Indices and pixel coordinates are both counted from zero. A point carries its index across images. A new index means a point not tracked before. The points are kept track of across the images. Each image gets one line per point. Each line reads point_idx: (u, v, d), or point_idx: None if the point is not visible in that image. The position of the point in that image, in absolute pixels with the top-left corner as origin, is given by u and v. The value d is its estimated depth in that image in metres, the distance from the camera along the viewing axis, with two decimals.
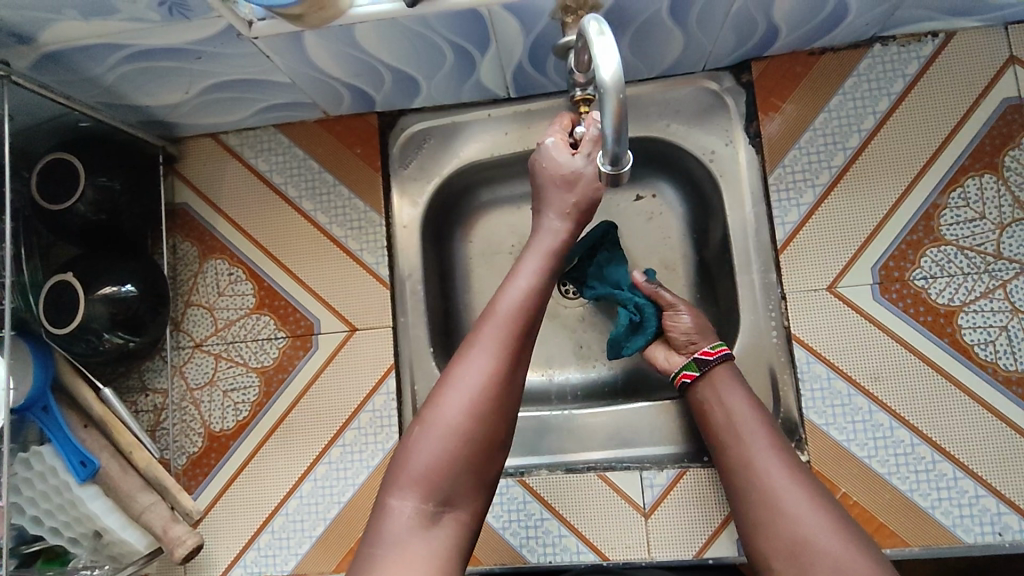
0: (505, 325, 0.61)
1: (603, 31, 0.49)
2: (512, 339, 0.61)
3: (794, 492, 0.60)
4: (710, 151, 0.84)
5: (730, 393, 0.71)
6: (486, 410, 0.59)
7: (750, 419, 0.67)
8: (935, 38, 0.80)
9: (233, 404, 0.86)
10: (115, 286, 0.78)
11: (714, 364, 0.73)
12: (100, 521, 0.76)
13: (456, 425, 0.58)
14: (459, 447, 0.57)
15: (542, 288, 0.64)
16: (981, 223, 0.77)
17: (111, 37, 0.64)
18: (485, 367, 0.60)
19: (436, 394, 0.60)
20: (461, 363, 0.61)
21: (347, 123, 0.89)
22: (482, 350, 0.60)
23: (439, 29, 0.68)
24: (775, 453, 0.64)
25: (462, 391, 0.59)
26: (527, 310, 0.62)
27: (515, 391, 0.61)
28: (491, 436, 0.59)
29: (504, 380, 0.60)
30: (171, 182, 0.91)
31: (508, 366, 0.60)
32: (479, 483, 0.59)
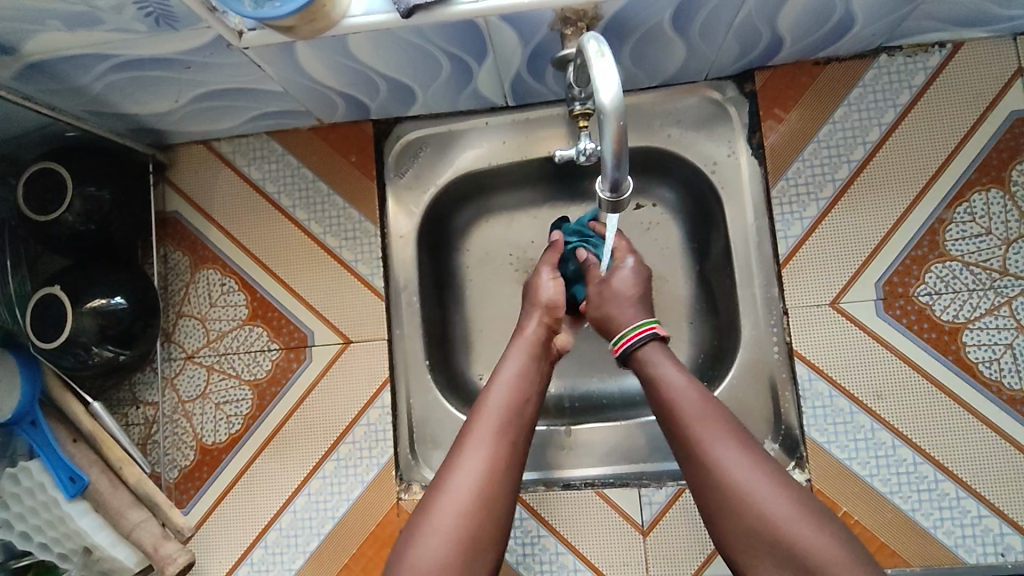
0: (496, 426, 0.63)
1: (602, 51, 0.47)
2: (502, 439, 0.63)
3: (757, 482, 0.57)
4: (712, 162, 0.83)
5: (666, 371, 0.66)
6: (480, 515, 0.58)
7: (693, 402, 0.63)
8: (942, 49, 0.78)
9: (225, 417, 0.84)
10: (103, 298, 0.76)
11: (643, 344, 0.68)
12: (89, 538, 0.74)
13: (452, 533, 0.57)
14: (454, 554, 0.56)
15: (527, 385, 0.68)
16: (987, 238, 0.75)
17: (97, 48, 0.62)
18: (476, 474, 0.60)
19: (428, 499, 0.60)
20: (452, 471, 0.60)
21: (342, 131, 0.87)
22: (476, 447, 0.61)
23: (436, 39, 0.66)
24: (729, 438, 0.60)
25: (455, 493, 0.59)
26: (518, 408, 0.65)
27: (508, 495, 0.60)
28: (487, 540, 0.58)
29: (495, 483, 0.60)
30: (162, 190, 0.89)
31: (499, 467, 0.61)
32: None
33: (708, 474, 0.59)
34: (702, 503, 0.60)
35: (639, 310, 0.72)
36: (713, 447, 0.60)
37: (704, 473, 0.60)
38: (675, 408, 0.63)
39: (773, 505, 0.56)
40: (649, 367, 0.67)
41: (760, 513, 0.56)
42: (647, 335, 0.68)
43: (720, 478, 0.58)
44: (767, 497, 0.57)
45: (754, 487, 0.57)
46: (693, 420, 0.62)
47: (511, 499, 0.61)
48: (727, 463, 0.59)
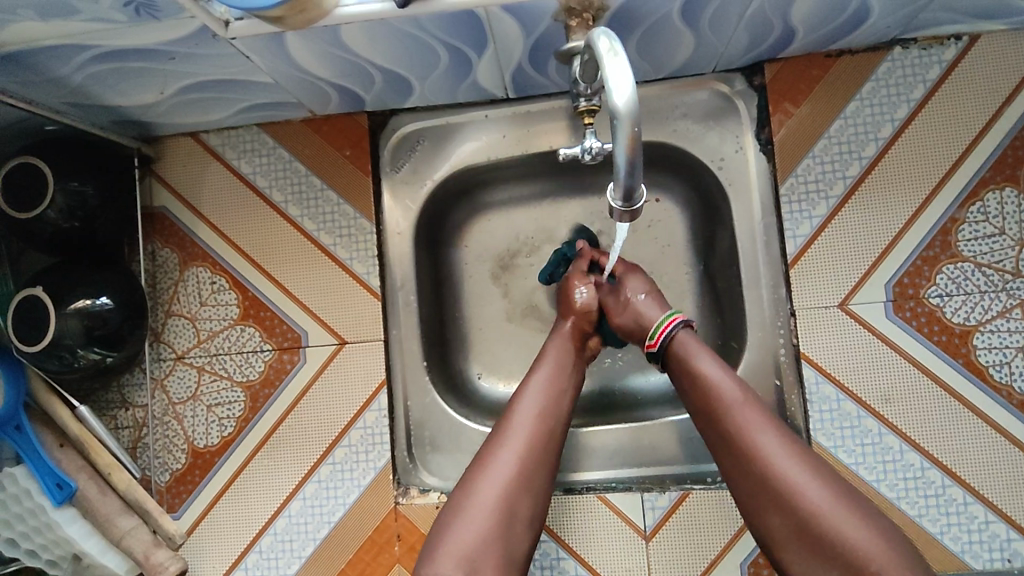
0: (538, 409, 0.67)
1: (615, 49, 0.44)
2: (543, 423, 0.66)
3: (799, 473, 0.57)
4: (718, 157, 0.80)
5: (699, 357, 0.66)
6: (520, 492, 0.62)
7: (731, 389, 0.63)
8: (958, 41, 0.75)
9: (217, 419, 0.82)
10: (88, 299, 0.73)
11: (677, 332, 0.68)
12: (77, 545, 0.72)
13: (492, 504, 0.60)
14: (494, 524, 0.59)
15: (564, 378, 0.70)
16: (1001, 238, 0.73)
17: (76, 38, 0.58)
18: (516, 452, 0.63)
19: (469, 476, 0.63)
20: (495, 449, 0.64)
21: (335, 123, 0.84)
22: (515, 434, 0.65)
23: (433, 29, 0.63)
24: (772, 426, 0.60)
25: (496, 472, 0.62)
26: (556, 396, 0.69)
27: (543, 477, 0.64)
28: (524, 517, 0.61)
29: (533, 463, 0.63)
30: (148, 184, 0.86)
31: (535, 455, 0.64)
32: (509, 564, 0.59)
33: (750, 466, 0.59)
34: (745, 497, 0.59)
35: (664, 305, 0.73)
36: (753, 435, 0.59)
37: (745, 464, 0.59)
38: (712, 393, 0.63)
39: (818, 497, 0.55)
40: (684, 354, 0.67)
41: (805, 502, 0.55)
42: (680, 322, 0.69)
43: (762, 469, 0.58)
44: (810, 487, 0.56)
45: (799, 478, 0.56)
46: (733, 409, 0.61)
47: (546, 481, 0.64)
48: (768, 450, 0.58)
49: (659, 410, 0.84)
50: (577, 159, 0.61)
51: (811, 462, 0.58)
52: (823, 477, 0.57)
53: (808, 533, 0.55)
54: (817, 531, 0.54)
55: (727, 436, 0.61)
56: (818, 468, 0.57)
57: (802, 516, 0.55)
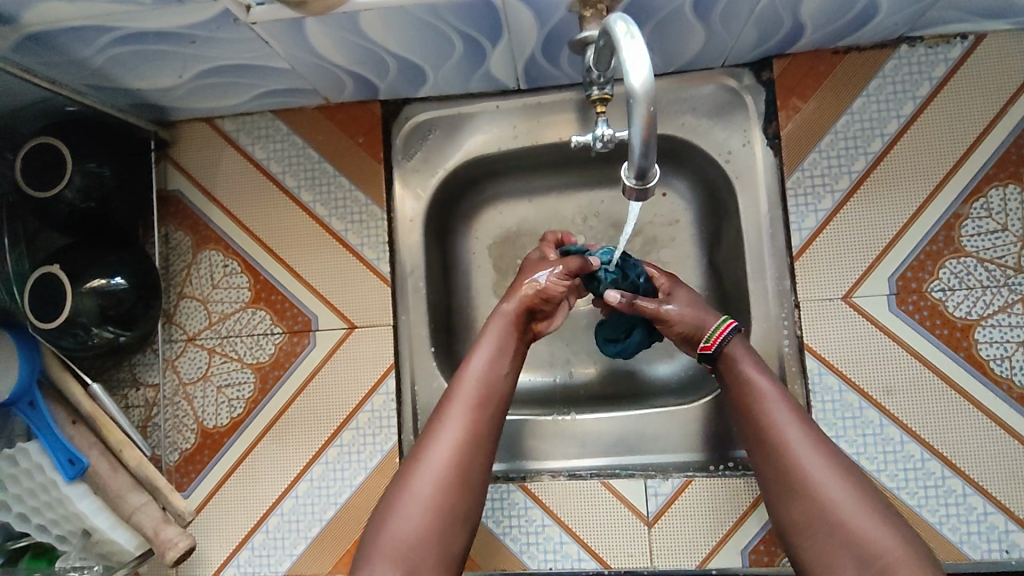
0: (472, 397, 0.65)
1: (632, 33, 0.45)
2: (476, 410, 0.64)
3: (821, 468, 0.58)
4: (726, 151, 0.81)
5: (744, 358, 0.66)
6: (454, 488, 0.61)
7: (768, 387, 0.63)
8: (964, 40, 0.76)
9: (227, 400, 0.83)
10: (103, 278, 0.75)
11: (728, 338, 0.67)
12: (88, 521, 0.73)
13: (425, 503, 0.59)
14: (428, 520, 0.59)
15: (506, 363, 0.68)
16: (1003, 234, 0.75)
17: (100, 19, 0.60)
18: (449, 446, 0.62)
19: (405, 474, 0.62)
20: (428, 444, 0.63)
21: (349, 111, 0.85)
22: (452, 424, 0.63)
23: (449, 18, 0.64)
24: (799, 421, 0.61)
25: (433, 465, 0.61)
26: (493, 382, 0.66)
27: (480, 466, 0.63)
28: (460, 509, 0.60)
29: (467, 455, 0.62)
30: (163, 168, 0.87)
31: (471, 443, 0.63)
32: (448, 559, 0.59)
33: (778, 459, 0.60)
34: (766, 489, 0.61)
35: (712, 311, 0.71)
36: (787, 429, 0.60)
37: (773, 455, 0.60)
38: (747, 389, 0.64)
39: (837, 494, 0.56)
40: (732, 359, 0.66)
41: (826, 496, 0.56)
42: (732, 331, 0.68)
43: (787, 465, 0.59)
44: (829, 484, 0.57)
45: (819, 471, 0.58)
46: (764, 405, 0.62)
47: (483, 469, 0.63)
48: (795, 445, 0.59)
49: (662, 401, 0.86)
50: (589, 147, 0.62)
51: (836, 457, 0.59)
52: (845, 475, 0.58)
53: (826, 530, 0.55)
54: (834, 526, 0.55)
55: (756, 431, 0.62)
56: (843, 466, 0.58)
57: (823, 511, 0.56)
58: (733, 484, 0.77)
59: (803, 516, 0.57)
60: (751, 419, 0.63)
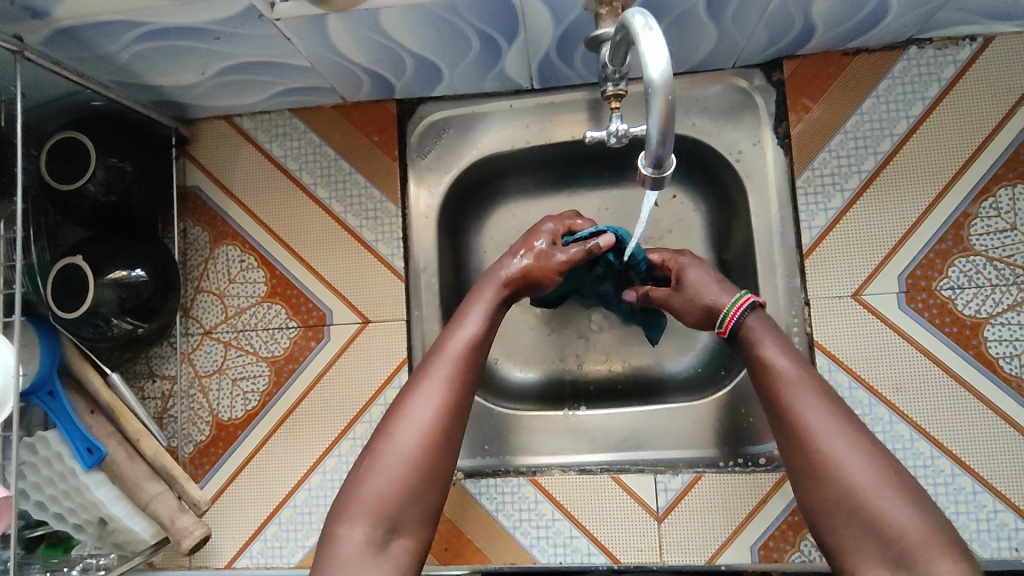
0: (458, 350, 0.61)
1: (649, 25, 0.46)
2: (463, 361, 0.60)
3: (844, 445, 0.53)
4: (736, 151, 0.82)
5: (761, 332, 0.62)
6: (438, 442, 0.57)
7: (789, 361, 0.59)
8: (973, 42, 0.77)
9: (242, 393, 0.84)
10: (124, 270, 0.76)
11: (744, 315, 0.63)
12: (105, 509, 0.75)
13: (407, 455, 0.55)
14: (409, 475, 0.55)
15: (492, 316, 0.65)
16: (1012, 233, 0.75)
17: (128, 15, 0.61)
18: (433, 398, 0.58)
19: (384, 427, 0.57)
20: (410, 394, 0.59)
21: (365, 110, 0.87)
22: (433, 383, 0.59)
23: (467, 16, 0.65)
24: (820, 397, 0.56)
25: (413, 422, 0.57)
26: (480, 333, 0.63)
27: (464, 418, 0.59)
28: (444, 464, 0.57)
29: (452, 406, 0.58)
30: (182, 164, 0.89)
31: (454, 401, 0.58)
32: (427, 515, 0.56)
33: (794, 433, 0.56)
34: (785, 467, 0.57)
35: (732, 288, 0.68)
36: (804, 404, 0.56)
37: (793, 430, 0.56)
38: (768, 364, 0.59)
39: (861, 473, 0.52)
40: (749, 331, 0.62)
41: (847, 471, 0.52)
42: (749, 305, 0.64)
43: (806, 442, 0.55)
44: (853, 465, 0.52)
45: (840, 448, 0.53)
46: (785, 379, 0.58)
47: (464, 423, 0.59)
48: (818, 423, 0.55)
49: (670, 398, 0.87)
50: (603, 142, 0.64)
51: (861, 432, 0.54)
52: (871, 450, 0.53)
53: (846, 511, 0.52)
54: (855, 510, 0.51)
55: (776, 407, 0.57)
56: (868, 444, 0.54)
57: (843, 493, 0.52)
58: (742, 481, 0.77)
59: (823, 496, 0.53)
60: (769, 394, 0.59)
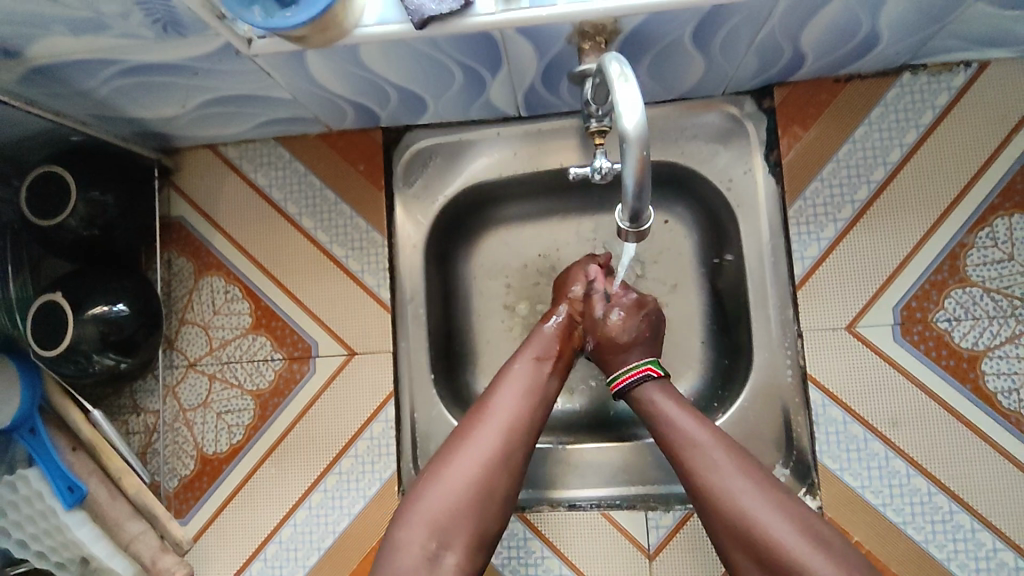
0: (522, 390, 0.70)
1: (626, 75, 0.46)
2: (525, 401, 0.69)
3: (759, 505, 0.61)
4: (727, 178, 0.81)
5: (662, 401, 0.70)
6: (495, 469, 0.65)
7: (693, 431, 0.67)
8: (967, 68, 0.76)
9: (226, 427, 0.83)
10: (105, 305, 0.75)
11: (640, 383, 0.72)
12: (86, 549, 0.73)
13: (466, 478, 0.64)
14: (466, 495, 0.63)
15: (550, 364, 0.73)
16: (1010, 264, 0.74)
17: (103, 53, 0.60)
18: (494, 430, 0.66)
19: (448, 450, 0.66)
20: (471, 426, 0.67)
21: (351, 138, 0.85)
22: (492, 421, 0.67)
23: (449, 51, 0.64)
24: (733, 463, 0.64)
25: (474, 451, 0.65)
26: (542, 379, 0.72)
27: (523, 454, 0.67)
28: (500, 489, 0.65)
29: (511, 440, 0.67)
30: (166, 195, 0.88)
31: (512, 438, 0.67)
32: (479, 537, 0.63)
33: (715, 502, 0.63)
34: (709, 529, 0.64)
35: (641, 349, 0.75)
36: (718, 474, 0.63)
37: (706, 503, 0.63)
38: (674, 434, 0.67)
39: (780, 529, 0.60)
40: (646, 403, 0.71)
41: (768, 539, 0.59)
42: (643, 374, 0.72)
43: (725, 510, 0.62)
44: (772, 522, 0.60)
45: (757, 511, 0.61)
46: (692, 453, 0.65)
47: (522, 457, 0.67)
48: (731, 489, 0.62)
49: None
50: (587, 179, 0.62)
51: (775, 498, 0.62)
52: (780, 507, 0.61)
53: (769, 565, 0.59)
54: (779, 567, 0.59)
55: (693, 477, 0.65)
56: (781, 503, 0.61)
57: (766, 550, 0.59)
58: None
59: (749, 557, 0.60)
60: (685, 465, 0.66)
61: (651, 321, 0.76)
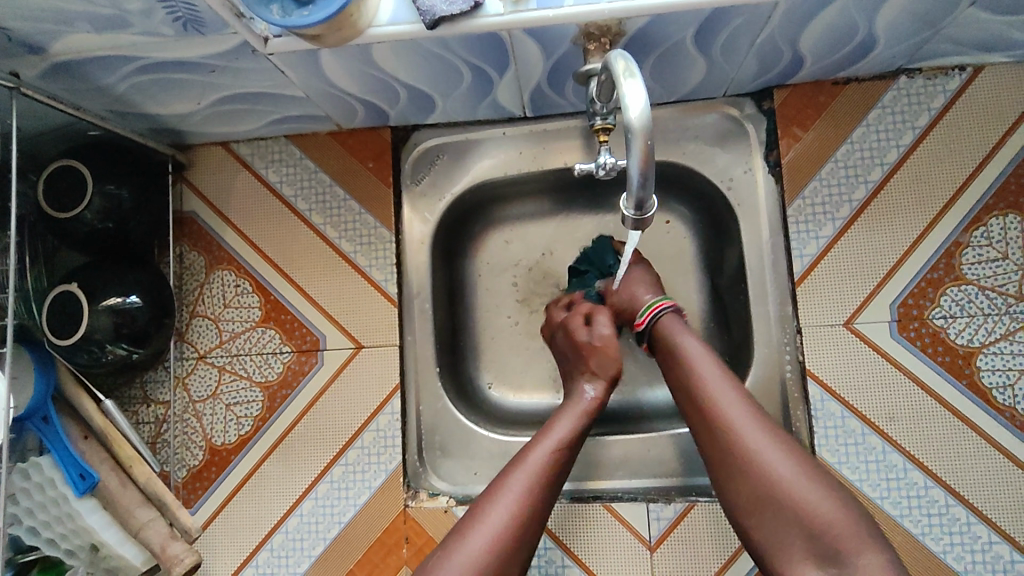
0: (546, 464, 0.66)
1: (631, 71, 0.48)
2: (546, 481, 0.65)
3: (764, 442, 0.60)
4: (728, 178, 0.83)
5: (681, 334, 0.71)
6: (508, 551, 0.60)
7: (708, 363, 0.66)
8: (962, 72, 0.78)
9: (235, 418, 0.85)
10: (119, 296, 0.77)
11: (661, 315, 0.73)
12: (97, 535, 0.74)
13: (481, 563, 0.58)
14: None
15: (578, 438, 0.69)
16: (1004, 263, 0.75)
17: (124, 50, 0.62)
18: (512, 513, 0.61)
19: (464, 529, 0.61)
20: (488, 502, 0.63)
21: (360, 137, 0.87)
22: (511, 498, 0.62)
23: (459, 51, 0.66)
24: (742, 404, 0.63)
25: (487, 530, 0.60)
26: (564, 455, 0.67)
27: (534, 537, 0.62)
28: (511, 573, 0.60)
29: (523, 523, 0.62)
30: (179, 190, 0.90)
31: (529, 519, 0.62)
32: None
33: (723, 438, 0.62)
34: (713, 466, 0.62)
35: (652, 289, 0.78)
36: (727, 411, 0.62)
37: (714, 428, 0.63)
38: (687, 375, 0.67)
39: (780, 466, 0.58)
40: (666, 334, 0.71)
41: (770, 475, 0.58)
42: (665, 308, 0.73)
43: (732, 443, 0.61)
44: (775, 459, 0.59)
45: (760, 446, 0.60)
46: (710, 384, 0.65)
47: (532, 540, 0.62)
48: (738, 423, 0.61)
49: (664, 423, 0.86)
50: (592, 174, 0.64)
51: (779, 437, 0.61)
52: (787, 446, 0.60)
53: (769, 502, 0.57)
54: (781, 501, 0.57)
55: (704, 412, 0.64)
56: (785, 443, 0.60)
57: (767, 484, 0.58)
58: None
59: (752, 493, 0.58)
60: (695, 403, 0.65)
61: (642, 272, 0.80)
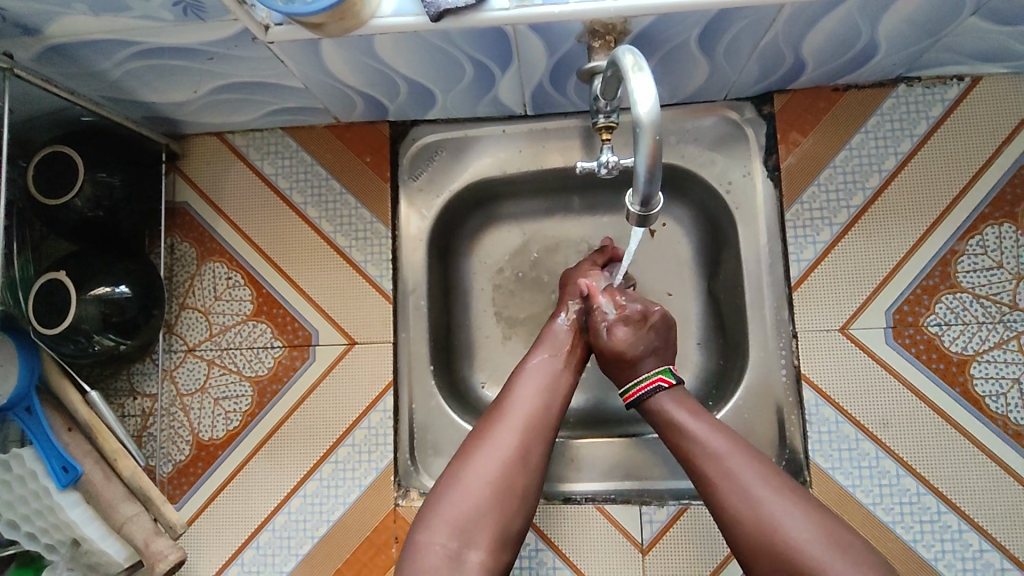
0: (536, 388, 0.70)
1: (640, 66, 0.49)
2: (539, 403, 0.69)
3: (784, 509, 0.59)
4: (727, 182, 0.83)
5: (676, 409, 0.69)
6: (511, 469, 0.64)
7: (711, 434, 0.65)
8: (960, 82, 0.78)
9: (223, 412, 0.83)
10: (107, 286, 0.75)
11: (654, 393, 0.70)
12: (78, 529, 0.72)
13: (485, 477, 0.63)
14: (486, 496, 0.62)
15: (564, 362, 0.74)
16: (998, 271, 0.76)
17: (119, 34, 0.61)
18: (510, 432, 0.66)
19: (465, 453, 0.65)
20: (488, 429, 0.67)
21: (358, 131, 0.87)
22: (506, 425, 0.66)
23: (461, 44, 0.66)
24: (757, 470, 0.62)
25: (489, 455, 0.64)
26: (555, 379, 0.71)
27: (541, 457, 0.66)
28: (519, 491, 0.64)
29: (524, 442, 0.66)
30: (173, 180, 0.88)
31: (528, 441, 0.66)
32: (503, 537, 0.62)
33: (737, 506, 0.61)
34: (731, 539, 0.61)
35: (649, 357, 0.73)
36: (740, 480, 0.62)
37: (727, 500, 0.62)
38: (692, 444, 0.66)
39: (804, 533, 0.58)
40: (659, 409, 0.69)
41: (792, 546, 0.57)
42: (654, 386, 0.70)
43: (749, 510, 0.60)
44: (798, 526, 0.58)
45: (782, 515, 0.59)
46: (718, 452, 0.64)
47: (540, 460, 0.66)
48: (755, 495, 0.61)
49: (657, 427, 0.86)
50: (593, 172, 0.64)
51: (799, 502, 0.60)
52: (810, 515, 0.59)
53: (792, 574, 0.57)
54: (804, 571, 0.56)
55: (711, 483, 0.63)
56: (807, 509, 0.60)
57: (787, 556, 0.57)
58: None
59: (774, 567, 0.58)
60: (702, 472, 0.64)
61: (660, 329, 0.75)
